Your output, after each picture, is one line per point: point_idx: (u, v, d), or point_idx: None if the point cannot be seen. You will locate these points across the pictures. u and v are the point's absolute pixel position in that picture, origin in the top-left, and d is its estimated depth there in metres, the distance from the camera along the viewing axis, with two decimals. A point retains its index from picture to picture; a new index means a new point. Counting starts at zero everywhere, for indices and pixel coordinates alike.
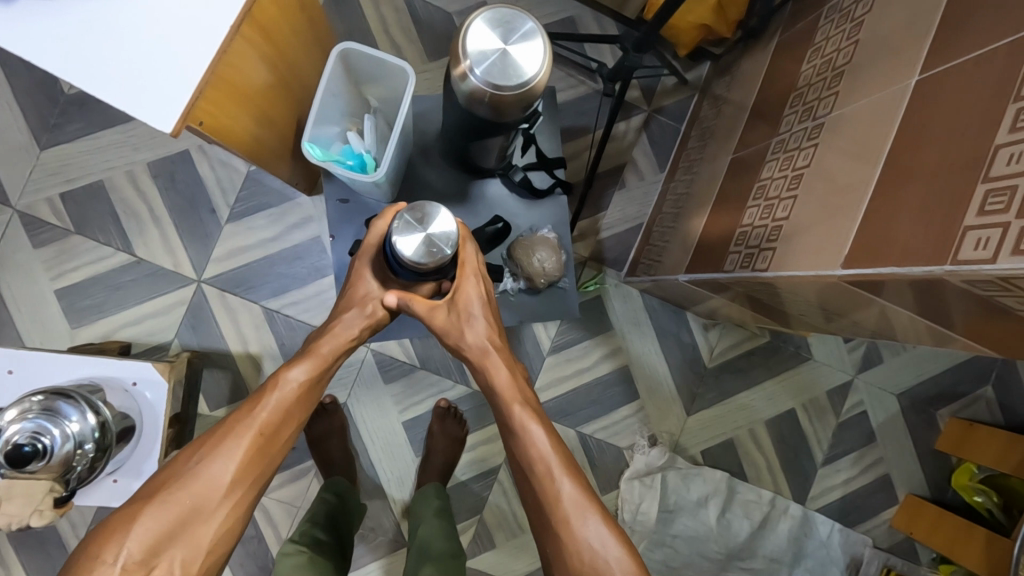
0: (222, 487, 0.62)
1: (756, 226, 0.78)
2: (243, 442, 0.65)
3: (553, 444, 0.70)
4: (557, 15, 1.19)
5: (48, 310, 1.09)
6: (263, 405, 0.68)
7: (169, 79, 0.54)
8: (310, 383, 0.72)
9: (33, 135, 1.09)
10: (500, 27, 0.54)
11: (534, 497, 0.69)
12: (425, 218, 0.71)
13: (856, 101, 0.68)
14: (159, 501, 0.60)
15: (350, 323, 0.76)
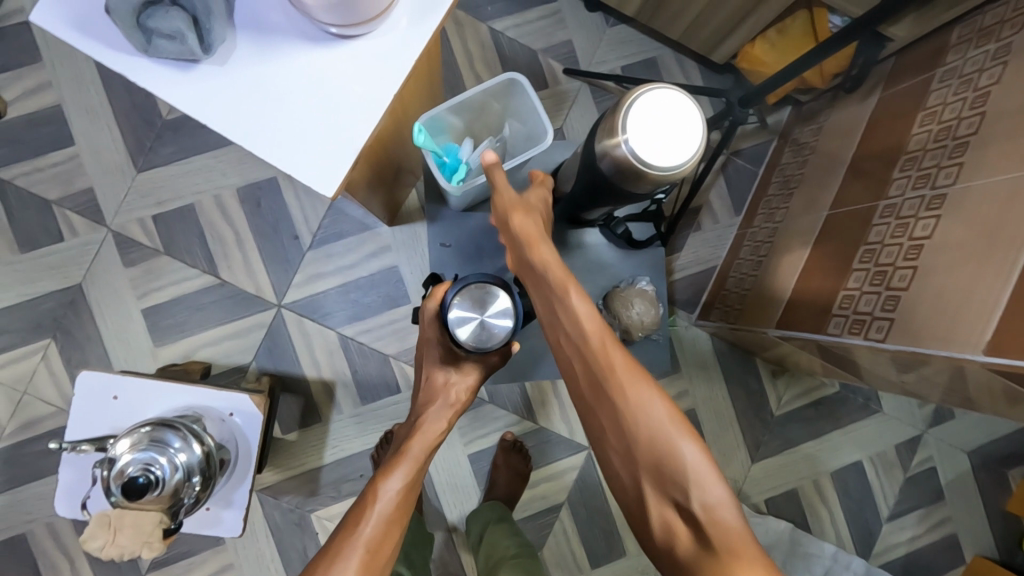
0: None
1: (865, 292, 0.78)
2: (350, 561, 0.54)
3: (598, 316, 0.52)
4: (640, 56, 1.20)
5: (134, 328, 1.12)
6: (365, 518, 0.56)
7: (330, 142, 0.53)
8: (409, 487, 0.60)
9: (129, 157, 1.12)
10: (661, 107, 0.54)
11: (588, 376, 0.52)
12: (483, 302, 0.69)
13: (985, 176, 0.67)
14: None
15: (438, 415, 0.68)
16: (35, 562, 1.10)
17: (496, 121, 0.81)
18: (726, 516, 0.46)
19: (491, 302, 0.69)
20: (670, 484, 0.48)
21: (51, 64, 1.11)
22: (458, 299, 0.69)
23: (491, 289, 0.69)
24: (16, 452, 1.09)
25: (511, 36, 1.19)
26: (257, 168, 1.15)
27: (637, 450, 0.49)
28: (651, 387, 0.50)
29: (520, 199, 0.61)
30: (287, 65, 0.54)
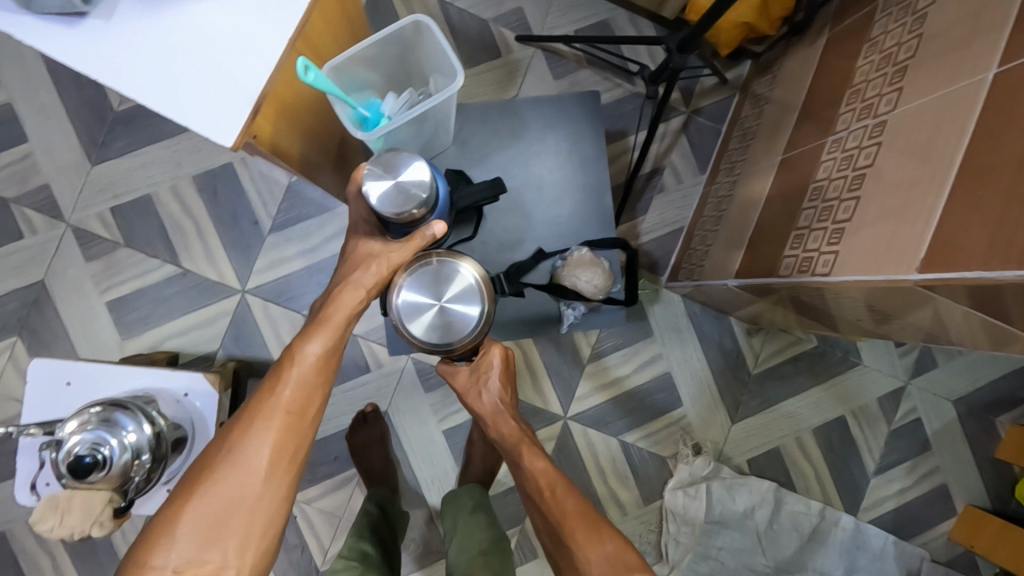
0: (260, 471, 0.56)
1: (814, 229, 0.76)
2: (271, 421, 0.58)
3: (552, 469, 0.70)
4: (592, 18, 1.18)
5: (99, 322, 1.12)
6: (285, 381, 0.59)
7: (228, 94, 0.54)
8: (330, 355, 0.62)
9: (83, 152, 1.12)
10: (434, 287, 0.71)
11: (541, 514, 0.68)
12: (396, 164, 0.67)
13: (921, 96, 0.65)
14: (200, 498, 0.54)
15: (358, 282, 0.66)
16: (17, 560, 1.11)
17: (417, 78, 0.73)
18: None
19: (403, 166, 0.67)
20: None
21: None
22: (368, 168, 0.66)
23: (400, 152, 0.67)
24: None
25: (460, 7, 1.18)
26: (211, 154, 1.14)
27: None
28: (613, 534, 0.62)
29: (476, 384, 0.77)
30: (178, 19, 0.54)
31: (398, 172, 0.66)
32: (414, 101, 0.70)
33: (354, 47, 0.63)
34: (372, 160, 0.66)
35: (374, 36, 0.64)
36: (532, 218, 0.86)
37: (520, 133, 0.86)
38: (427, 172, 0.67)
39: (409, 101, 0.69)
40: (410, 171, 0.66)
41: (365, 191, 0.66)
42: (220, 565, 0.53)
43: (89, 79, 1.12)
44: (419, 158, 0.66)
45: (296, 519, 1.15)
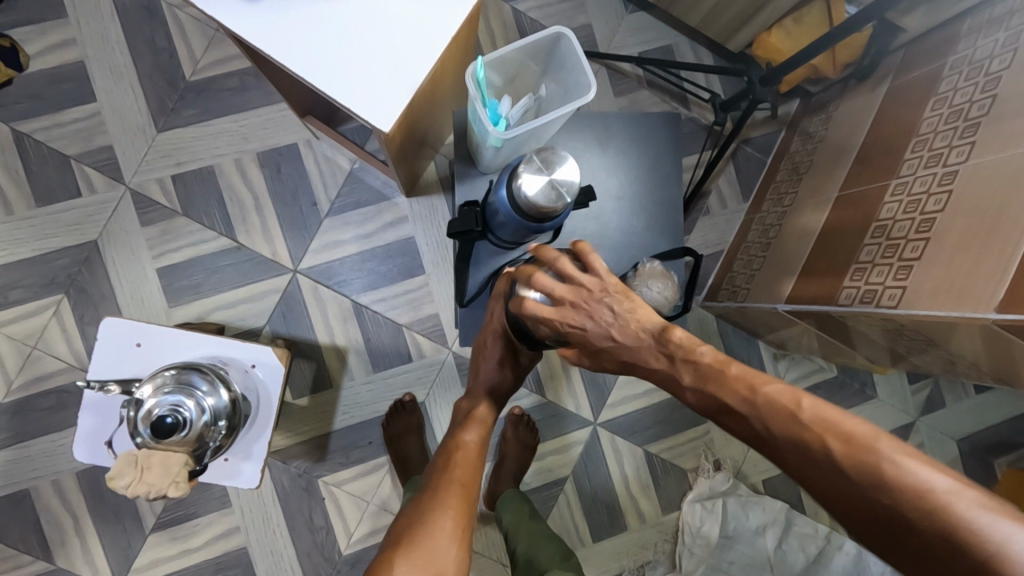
0: (447, 532, 0.61)
1: (879, 264, 0.80)
2: (449, 493, 0.65)
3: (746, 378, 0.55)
4: (658, 42, 1.23)
5: (148, 287, 1.12)
6: (455, 462, 0.69)
7: (387, 84, 0.62)
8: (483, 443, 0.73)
9: (151, 117, 1.12)
10: None
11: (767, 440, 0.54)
12: (549, 163, 0.67)
13: (996, 152, 0.71)
14: (407, 553, 0.59)
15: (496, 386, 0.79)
16: (38, 518, 1.09)
17: (529, 85, 0.76)
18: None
19: (558, 165, 0.66)
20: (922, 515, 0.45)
21: (75, 21, 1.11)
22: (524, 167, 0.66)
23: (560, 153, 0.67)
24: (23, 407, 1.09)
25: (533, 17, 1.21)
26: (277, 133, 1.15)
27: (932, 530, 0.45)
28: (850, 429, 0.49)
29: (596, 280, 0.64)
30: (348, 12, 0.62)
31: (551, 172, 0.66)
32: (530, 106, 0.73)
33: (496, 51, 0.66)
34: (529, 161, 0.67)
35: (511, 45, 0.68)
36: (607, 226, 0.89)
37: (601, 144, 0.90)
38: (577, 174, 0.67)
39: (525, 109, 0.72)
40: (563, 170, 0.65)
41: (519, 186, 0.66)
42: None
43: (165, 47, 1.13)
44: (573, 160, 0.65)
45: (324, 499, 1.16)
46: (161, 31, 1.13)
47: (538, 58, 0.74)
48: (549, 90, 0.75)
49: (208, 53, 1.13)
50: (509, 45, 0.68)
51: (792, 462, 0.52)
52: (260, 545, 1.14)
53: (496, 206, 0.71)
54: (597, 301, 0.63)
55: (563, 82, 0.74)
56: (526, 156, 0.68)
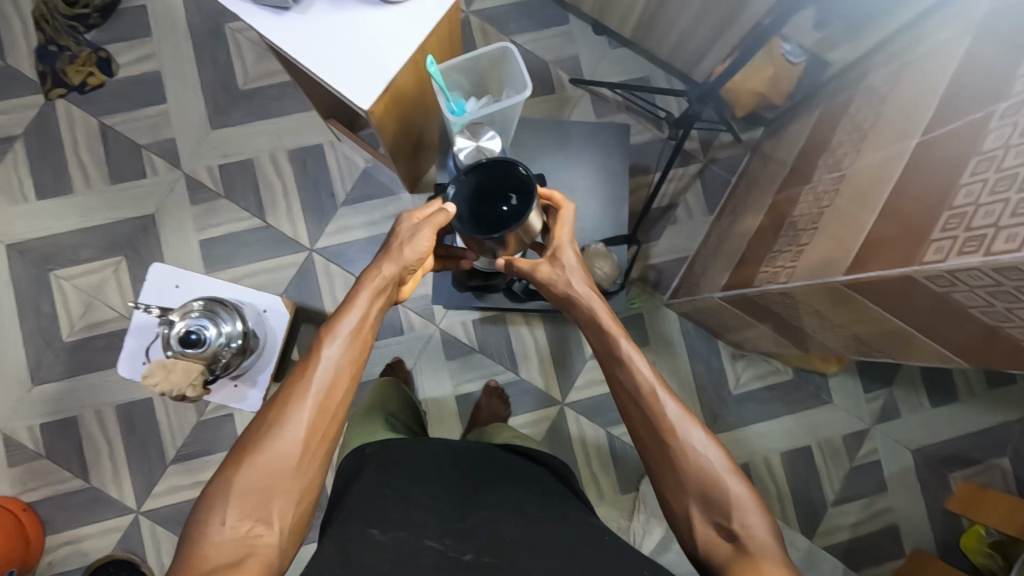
0: (298, 443, 0.64)
1: (784, 250, 0.95)
2: (304, 401, 0.66)
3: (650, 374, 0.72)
4: (635, 73, 1.43)
5: (190, 254, 1.34)
6: (314, 367, 0.68)
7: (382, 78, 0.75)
8: (359, 332, 0.71)
9: (208, 117, 1.37)
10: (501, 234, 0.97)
11: (641, 414, 0.70)
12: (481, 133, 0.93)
13: (870, 157, 0.86)
14: (252, 463, 0.62)
15: (411, 255, 0.75)
16: (81, 442, 1.30)
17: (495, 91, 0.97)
18: (762, 539, 0.62)
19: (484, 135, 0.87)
20: (715, 491, 0.65)
21: (156, 39, 1.37)
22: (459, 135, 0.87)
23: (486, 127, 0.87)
24: (80, 347, 1.31)
25: (528, 48, 1.43)
26: (307, 135, 1.38)
27: (696, 486, 0.66)
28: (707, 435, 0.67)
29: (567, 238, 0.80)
30: (353, 22, 0.76)
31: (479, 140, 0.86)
32: (488, 102, 0.93)
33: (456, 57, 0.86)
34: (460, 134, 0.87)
35: (472, 53, 0.88)
36: None
37: (564, 147, 1.08)
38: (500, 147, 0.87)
39: (486, 104, 0.93)
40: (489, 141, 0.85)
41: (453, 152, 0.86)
42: (263, 531, 0.61)
43: (224, 62, 1.38)
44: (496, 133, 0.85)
45: None
46: (223, 50, 1.38)
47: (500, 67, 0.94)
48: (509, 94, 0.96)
49: (258, 68, 1.38)
50: (473, 53, 0.89)
51: (645, 438, 0.70)
52: None
53: None
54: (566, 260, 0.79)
55: (519, 87, 0.95)
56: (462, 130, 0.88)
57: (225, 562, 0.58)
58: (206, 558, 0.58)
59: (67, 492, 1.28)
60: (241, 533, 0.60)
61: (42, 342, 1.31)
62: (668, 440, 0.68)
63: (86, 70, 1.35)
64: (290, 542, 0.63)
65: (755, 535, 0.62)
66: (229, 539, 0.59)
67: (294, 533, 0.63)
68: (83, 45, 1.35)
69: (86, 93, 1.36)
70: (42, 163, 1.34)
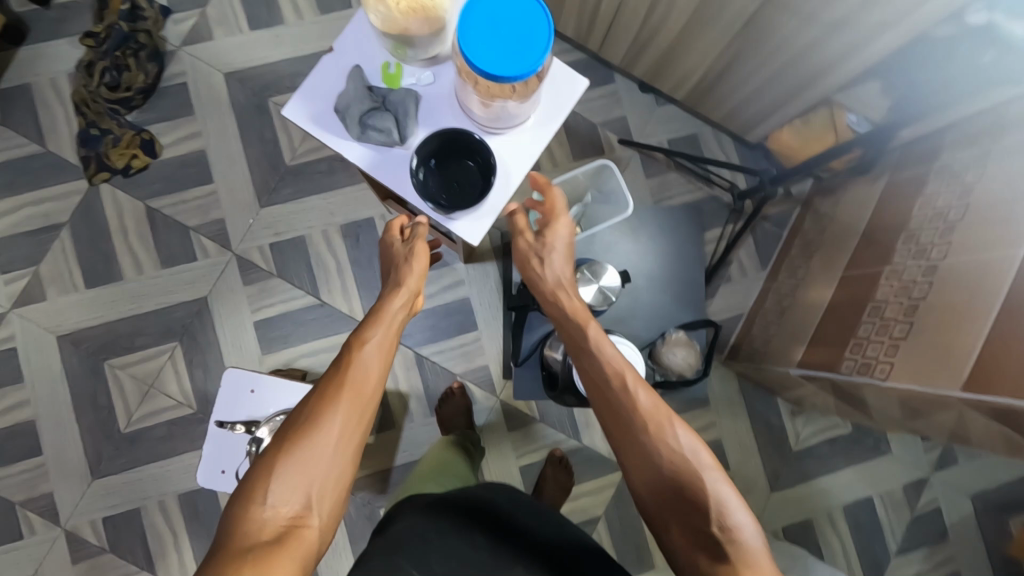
0: (333, 441, 0.61)
1: (873, 340, 0.96)
2: (342, 394, 0.65)
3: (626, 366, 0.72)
4: (684, 131, 1.42)
5: (246, 336, 1.32)
6: (355, 364, 0.68)
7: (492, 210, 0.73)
8: (386, 344, 0.72)
9: (256, 195, 1.34)
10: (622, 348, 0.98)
11: (614, 410, 0.69)
12: (598, 273, 1.02)
13: (964, 253, 0.85)
14: (290, 452, 0.60)
15: (415, 273, 0.80)
16: (145, 533, 1.28)
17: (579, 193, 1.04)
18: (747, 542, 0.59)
19: (602, 274, 1.01)
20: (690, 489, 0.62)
21: (200, 116, 1.35)
22: (581, 275, 1.00)
23: (604, 265, 1.01)
24: (139, 436, 1.29)
25: (575, 110, 1.42)
26: (358, 208, 1.36)
27: (666, 482, 0.64)
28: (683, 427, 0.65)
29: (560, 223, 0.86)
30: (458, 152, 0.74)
31: (600, 279, 1.01)
32: (577, 214, 1.02)
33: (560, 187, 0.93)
34: (582, 273, 1.01)
35: (570, 174, 0.96)
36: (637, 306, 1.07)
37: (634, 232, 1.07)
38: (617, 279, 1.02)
39: (575, 216, 1.02)
40: (608, 278, 1.01)
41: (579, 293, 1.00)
42: (305, 511, 0.58)
43: (271, 137, 1.36)
44: (617, 272, 1.01)
45: None
46: (268, 125, 1.36)
47: (587, 175, 1.01)
48: (593, 198, 1.04)
49: (305, 142, 1.36)
50: (570, 172, 0.97)
51: (617, 435, 0.68)
52: (329, 567, 1.29)
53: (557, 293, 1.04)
54: (553, 237, 0.85)
55: (603, 195, 1.03)
56: (581, 268, 1.02)
57: (268, 539, 0.55)
58: (247, 535, 0.55)
59: None
60: (286, 515, 0.57)
61: (100, 434, 1.29)
62: (640, 440, 0.66)
63: (130, 152, 1.32)
64: (328, 532, 0.60)
65: (734, 540, 0.59)
66: (275, 518, 0.57)
67: (330, 522, 0.60)
68: (125, 127, 1.32)
69: (131, 175, 1.33)
70: (90, 250, 1.31)
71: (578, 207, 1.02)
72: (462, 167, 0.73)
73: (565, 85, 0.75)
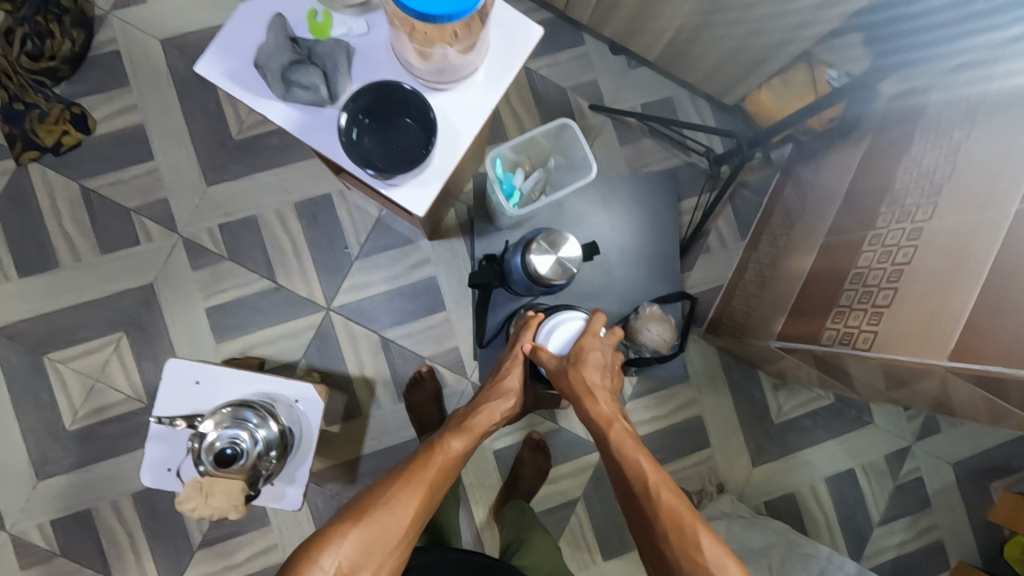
0: (403, 524, 0.74)
1: (856, 308, 0.91)
2: (416, 485, 0.77)
3: (658, 473, 0.77)
4: (658, 96, 1.34)
5: (198, 324, 1.24)
6: (432, 460, 0.81)
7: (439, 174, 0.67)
8: (463, 451, 0.83)
9: (202, 173, 1.25)
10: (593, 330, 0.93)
11: (643, 516, 0.75)
12: (556, 244, 0.91)
13: (949, 213, 0.79)
14: (364, 523, 0.73)
15: (510, 383, 0.91)
16: (99, 535, 1.21)
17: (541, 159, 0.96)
18: None
19: (562, 244, 0.91)
20: None
21: (136, 89, 1.24)
22: (536, 244, 0.90)
23: (563, 235, 0.91)
24: (87, 434, 1.21)
25: (543, 75, 1.33)
26: (314, 185, 1.27)
27: None
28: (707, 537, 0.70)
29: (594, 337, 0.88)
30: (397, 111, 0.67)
31: (558, 250, 0.90)
32: (539, 180, 0.93)
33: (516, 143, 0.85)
34: (537, 243, 0.91)
35: (531, 132, 0.88)
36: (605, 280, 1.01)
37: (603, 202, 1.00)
38: (578, 251, 0.92)
39: (535, 182, 0.93)
40: (568, 249, 0.90)
41: (531, 261, 0.89)
42: None
43: (215, 110, 1.26)
44: (577, 241, 0.91)
45: None
46: (211, 97, 1.26)
47: (550, 138, 0.94)
48: (557, 164, 0.96)
49: (253, 114, 1.26)
50: (530, 131, 0.89)
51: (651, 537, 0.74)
52: None
53: (513, 267, 0.95)
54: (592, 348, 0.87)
55: (568, 160, 0.96)
56: (537, 236, 0.91)
57: None
58: None
59: None
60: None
61: (45, 434, 1.20)
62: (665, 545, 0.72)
63: (59, 128, 1.20)
64: None
65: None
66: None
67: None
68: (52, 100, 1.20)
69: (62, 154, 1.23)
70: (22, 238, 1.21)
71: (540, 171, 0.93)
72: (400, 128, 0.67)
73: (518, 36, 0.69)
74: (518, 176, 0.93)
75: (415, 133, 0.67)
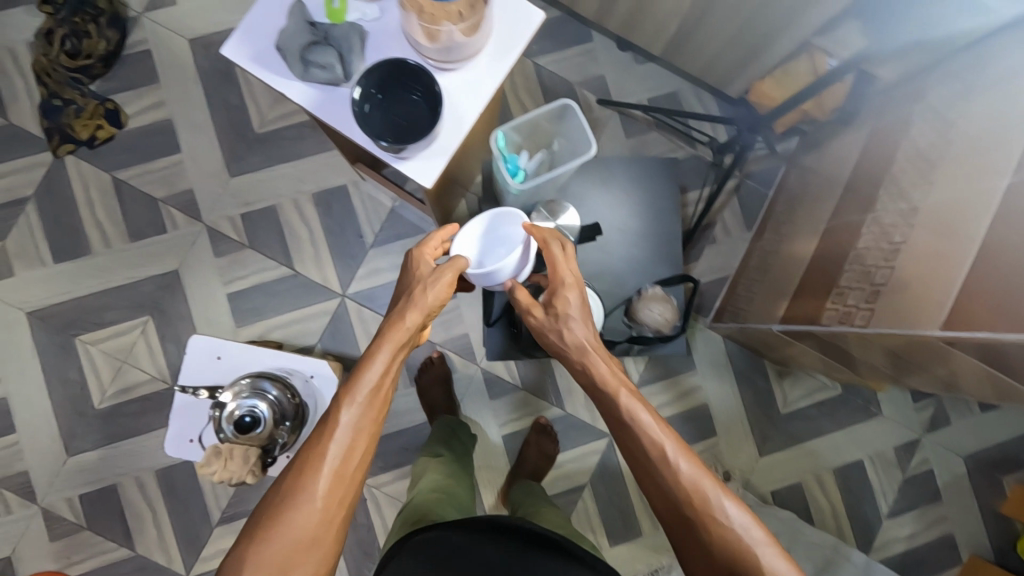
0: (315, 517, 0.61)
1: (854, 288, 0.92)
2: (315, 474, 0.62)
3: (664, 427, 0.67)
4: (663, 89, 1.38)
5: (219, 308, 1.29)
6: (330, 435, 0.64)
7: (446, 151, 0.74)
8: (371, 404, 0.66)
9: (225, 164, 1.31)
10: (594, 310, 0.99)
11: (654, 479, 0.66)
12: (555, 212, 1.01)
13: (944, 191, 0.81)
14: (260, 543, 0.59)
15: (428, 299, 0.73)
16: (123, 510, 1.26)
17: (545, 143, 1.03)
18: None
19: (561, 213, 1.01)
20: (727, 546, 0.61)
21: (164, 85, 1.31)
22: (537, 213, 1.00)
23: (563, 205, 1.02)
24: (113, 413, 1.27)
25: (551, 69, 1.38)
26: (330, 176, 1.32)
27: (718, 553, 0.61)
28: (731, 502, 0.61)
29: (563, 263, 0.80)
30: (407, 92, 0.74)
31: (557, 219, 1.01)
32: (542, 159, 0.99)
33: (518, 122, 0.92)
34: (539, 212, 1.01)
35: (532, 112, 0.94)
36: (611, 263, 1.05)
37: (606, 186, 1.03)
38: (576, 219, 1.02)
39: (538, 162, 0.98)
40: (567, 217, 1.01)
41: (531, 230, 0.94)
42: None
43: (237, 105, 1.32)
44: (574, 210, 1.01)
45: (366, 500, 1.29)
46: (234, 92, 1.32)
47: (552, 121, 1.00)
48: (560, 145, 1.03)
49: (273, 109, 1.32)
50: (531, 111, 0.95)
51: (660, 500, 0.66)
52: None
53: None
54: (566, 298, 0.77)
55: (570, 141, 1.01)
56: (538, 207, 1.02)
57: None
58: None
59: (113, 562, 1.25)
60: None
61: (73, 412, 1.26)
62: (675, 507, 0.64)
63: (94, 123, 1.28)
64: None
65: None
66: None
67: None
68: (88, 96, 1.28)
69: (95, 146, 1.30)
70: (56, 226, 1.29)
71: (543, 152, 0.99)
72: (407, 103, 0.72)
73: (519, 20, 0.75)
74: (522, 157, 0.99)
75: (421, 107, 0.72)
